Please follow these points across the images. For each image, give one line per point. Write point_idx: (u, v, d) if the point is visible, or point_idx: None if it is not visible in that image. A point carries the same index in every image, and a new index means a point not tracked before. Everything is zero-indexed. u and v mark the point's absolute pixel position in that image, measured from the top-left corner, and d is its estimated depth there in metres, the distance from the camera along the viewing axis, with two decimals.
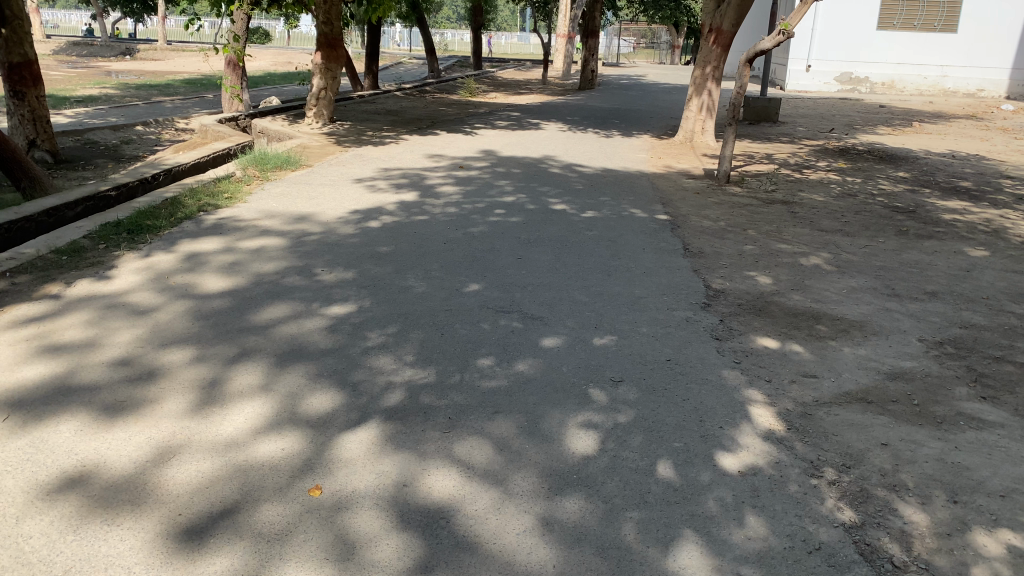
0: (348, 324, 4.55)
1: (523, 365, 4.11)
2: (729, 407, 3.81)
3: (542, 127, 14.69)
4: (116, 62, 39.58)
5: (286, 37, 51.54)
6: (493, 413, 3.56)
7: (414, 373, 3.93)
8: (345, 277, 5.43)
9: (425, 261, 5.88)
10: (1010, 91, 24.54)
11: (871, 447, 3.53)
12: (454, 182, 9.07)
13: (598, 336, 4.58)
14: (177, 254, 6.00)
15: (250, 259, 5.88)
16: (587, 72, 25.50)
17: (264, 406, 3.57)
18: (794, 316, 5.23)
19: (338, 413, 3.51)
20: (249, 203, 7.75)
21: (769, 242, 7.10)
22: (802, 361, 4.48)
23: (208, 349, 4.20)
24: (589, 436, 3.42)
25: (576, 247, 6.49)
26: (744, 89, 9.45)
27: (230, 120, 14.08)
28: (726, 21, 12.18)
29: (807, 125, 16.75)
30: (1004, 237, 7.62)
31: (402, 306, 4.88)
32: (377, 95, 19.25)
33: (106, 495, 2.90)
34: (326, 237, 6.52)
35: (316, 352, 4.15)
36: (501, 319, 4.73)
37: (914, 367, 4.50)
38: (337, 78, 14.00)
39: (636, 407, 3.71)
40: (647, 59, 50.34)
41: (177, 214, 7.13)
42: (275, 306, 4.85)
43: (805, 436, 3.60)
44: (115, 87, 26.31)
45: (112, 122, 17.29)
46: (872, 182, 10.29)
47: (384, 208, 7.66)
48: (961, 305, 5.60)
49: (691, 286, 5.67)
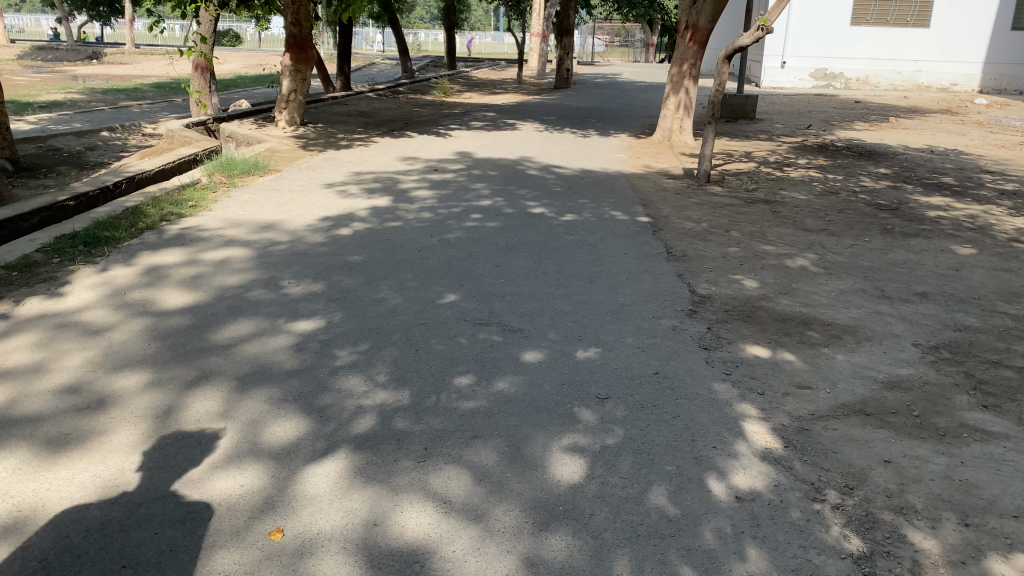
0: (316, 342, 4.27)
1: (503, 383, 3.85)
2: (722, 424, 3.58)
3: (518, 128, 14.43)
4: (82, 66, 38.69)
5: (257, 38, 50.82)
6: (472, 439, 3.31)
7: (387, 395, 3.66)
8: (313, 289, 5.16)
9: (398, 270, 5.62)
10: (981, 85, 24.85)
11: (873, 464, 3.33)
12: (428, 185, 8.80)
13: (582, 348, 4.34)
14: (137, 268, 5.69)
15: (213, 272, 5.58)
16: (563, 71, 25.22)
17: (222, 437, 3.28)
18: (783, 321, 5.03)
19: (304, 442, 3.24)
20: (215, 212, 7.44)
21: (753, 243, 6.91)
22: (794, 370, 4.27)
23: (164, 372, 3.90)
24: (575, 461, 3.18)
25: (556, 253, 6.26)
26: (723, 86, 9.23)
27: (198, 124, 13.71)
28: (703, 17, 12.05)
29: (785, 122, 16.64)
30: (990, 234, 7.50)
31: (374, 320, 4.61)
32: (350, 96, 18.88)
33: (43, 546, 2.61)
34: (295, 246, 6.22)
35: (282, 374, 3.87)
36: (479, 332, 4.48)
37: (911, 374, 4.31)
38: (307, 80, 13.64)
39: (625, 426, 3.48)
40: (621, 57, 50.30)
41: (137, 224, 6.80)
42: (237, 323, 4.57)
43: (804, 455, 3.38)
44: (81, 92, 25.66)
45: (75, 128, 16.81)
46: (853, 179, 10.16)
47: (356, 214, 7.38)
48: (953, 307, 5.44)
49: (676, 292, 5.46)
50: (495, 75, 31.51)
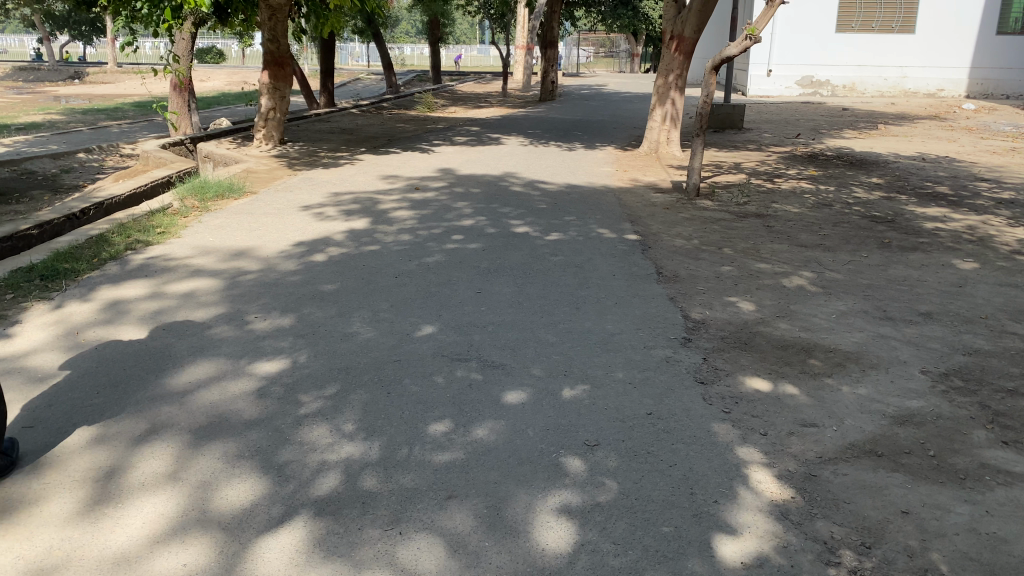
0: (279, 387, 3.93)
1: (482, 431, 3.52)
2: (723, 474, 3.27)
3: (502, 142, 14.15)
4: (64, 86, 38.31)
5: (241, 55, 50.49)
6: (446, 499, 2.98)
7: (355, 449, 3.33)
8: (281, 323, 4.82)
9: (373, 300, 5.29)
10: (968, 90, 24.86)
11: (891, 516, 3.02)
12: (409, 205, 8.48)
13: (569, 386, 4.02)
14: (95, 302, 5.28)
15: (176, 306, 5.21)
16: (547, 83, 24.88)
17: (168, 503, 2.96)
18: (782, 349, 4.72)
19: (258, 509, 2.91)
20: (184, 239, 7.09)
21: (746, 261, 6.62)
22: (798, 406, 3.96)
23: (111, 425, 3.54)
24: (562, 525, 2.86)
25: (541, 276, 5.94)
26: (710, 97, 8.91)
27: (174, 145, 13.33)
28: (688, 28, 11.78)
29: (773, 131, 16.46)
30: (991, 246, 7.25)
31: (344, 358, 4.28)
32: (332, 113, 18.54)
33: None
34: (265, 276, 5.88)
35: (240, 426, 3.53)
36: (457, 370, 4.15)
37: (923, 407, 4.00)
38: (286, 97, 13.29)
39: (617, 478, 3.17)
40: (607, 67, 50.45)
41: (100, 255, 6.43)
42: (197, 364, 4.21)
43: (814, 507, 3.06)
44: (61, 113, 25.27)
45: (51, 150, 16.40)
46: (845, 189, 9.92)
47: (332, 238, 7.06)
48: (961, 328, 5.15)
49: (668, 318, 5.14)
50: (480, 88, 31.29)
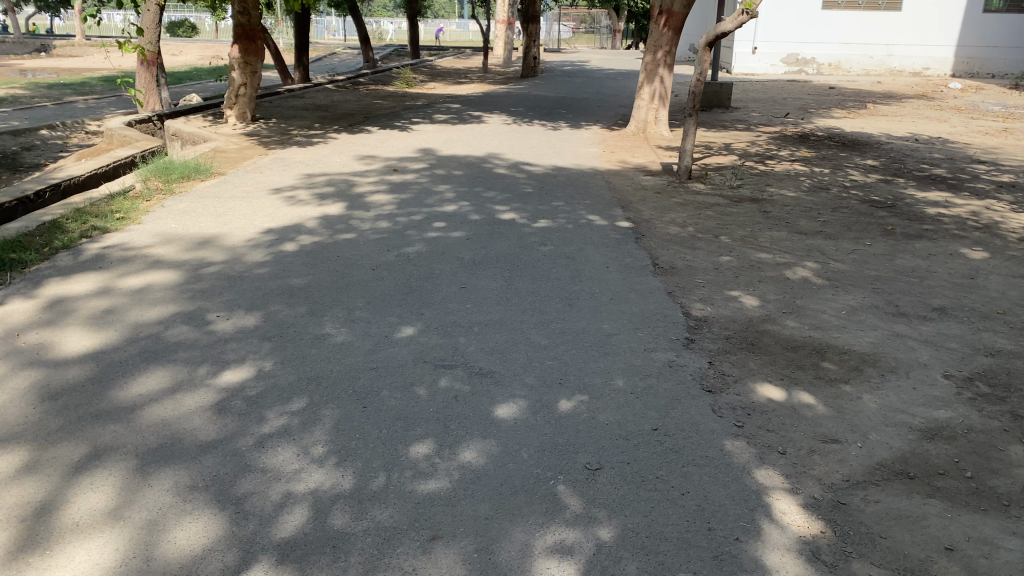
0: (241, 400, 3.51)
1: (469, 453, 3.12)
2: (742, 503, 2.90)
3: (485, 120, 13.67)
4: (28, 59, 37.05)
5: (214, 29, 49.16)
6: (429, 541, 2.59)
7: (325, 477, 2.93)
8: (245, 324, 4.39)
9: (348, 296, 4.86)
10: (953, 69, 24.60)
11: (935, 554, 2.67)
12: (387, 189, 8.02)
13: (565, 397, 3.63)
14: (39, 300, 4.79)
15: (130, 304, 4.73)
16: (529, 59, 24.37)
17: (107, 550, 2.55)
18: (793, 350, 4.36)
19: (211, 557, 2.51)
20: (145, 225, 6.61)
21: (746, 251, 6.24)
22: (818, 419, 3.59)
23: (48, 450, 3.10)
24: (563, 572, 2.49)
25: (530, 269, 5.53)
26: (704, 76, 8.44)
27: (141, 122, 12.69)
28: (678, 2, 11.27)
29: (761, 110, 16.08)
30: (998, 233, 6.93)
31: (314, 365, 3.85)
32: (306, 88, 17.86)
33: None
34: (231, 268, 5.42)
35: (194, 450, 3.10)
36: (440, 379, 3.74)
37: (952, 418, 3.66)
38: (258, 73, 12.63)
39: (623, 512, 2.79)
40: (588, 43, 49.87)
41: (51, 244, 5.93)
42: (149, 373, 3.76)
43: (847, 544, 2.71)
44: (25, 87, 24.36)
45: (12, 126, 15.64)
46: (841, 172, 9.57)
47: (304, 225, 6.58)
48: (979, 324, 4.83)
49: (667, 316, 4.76)
50: (459, 63, 30.66)
